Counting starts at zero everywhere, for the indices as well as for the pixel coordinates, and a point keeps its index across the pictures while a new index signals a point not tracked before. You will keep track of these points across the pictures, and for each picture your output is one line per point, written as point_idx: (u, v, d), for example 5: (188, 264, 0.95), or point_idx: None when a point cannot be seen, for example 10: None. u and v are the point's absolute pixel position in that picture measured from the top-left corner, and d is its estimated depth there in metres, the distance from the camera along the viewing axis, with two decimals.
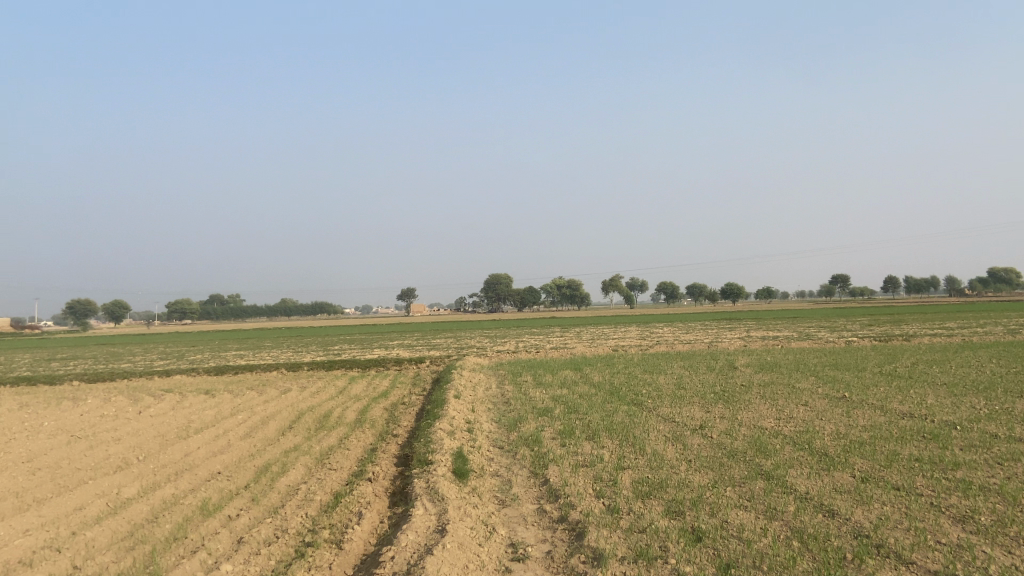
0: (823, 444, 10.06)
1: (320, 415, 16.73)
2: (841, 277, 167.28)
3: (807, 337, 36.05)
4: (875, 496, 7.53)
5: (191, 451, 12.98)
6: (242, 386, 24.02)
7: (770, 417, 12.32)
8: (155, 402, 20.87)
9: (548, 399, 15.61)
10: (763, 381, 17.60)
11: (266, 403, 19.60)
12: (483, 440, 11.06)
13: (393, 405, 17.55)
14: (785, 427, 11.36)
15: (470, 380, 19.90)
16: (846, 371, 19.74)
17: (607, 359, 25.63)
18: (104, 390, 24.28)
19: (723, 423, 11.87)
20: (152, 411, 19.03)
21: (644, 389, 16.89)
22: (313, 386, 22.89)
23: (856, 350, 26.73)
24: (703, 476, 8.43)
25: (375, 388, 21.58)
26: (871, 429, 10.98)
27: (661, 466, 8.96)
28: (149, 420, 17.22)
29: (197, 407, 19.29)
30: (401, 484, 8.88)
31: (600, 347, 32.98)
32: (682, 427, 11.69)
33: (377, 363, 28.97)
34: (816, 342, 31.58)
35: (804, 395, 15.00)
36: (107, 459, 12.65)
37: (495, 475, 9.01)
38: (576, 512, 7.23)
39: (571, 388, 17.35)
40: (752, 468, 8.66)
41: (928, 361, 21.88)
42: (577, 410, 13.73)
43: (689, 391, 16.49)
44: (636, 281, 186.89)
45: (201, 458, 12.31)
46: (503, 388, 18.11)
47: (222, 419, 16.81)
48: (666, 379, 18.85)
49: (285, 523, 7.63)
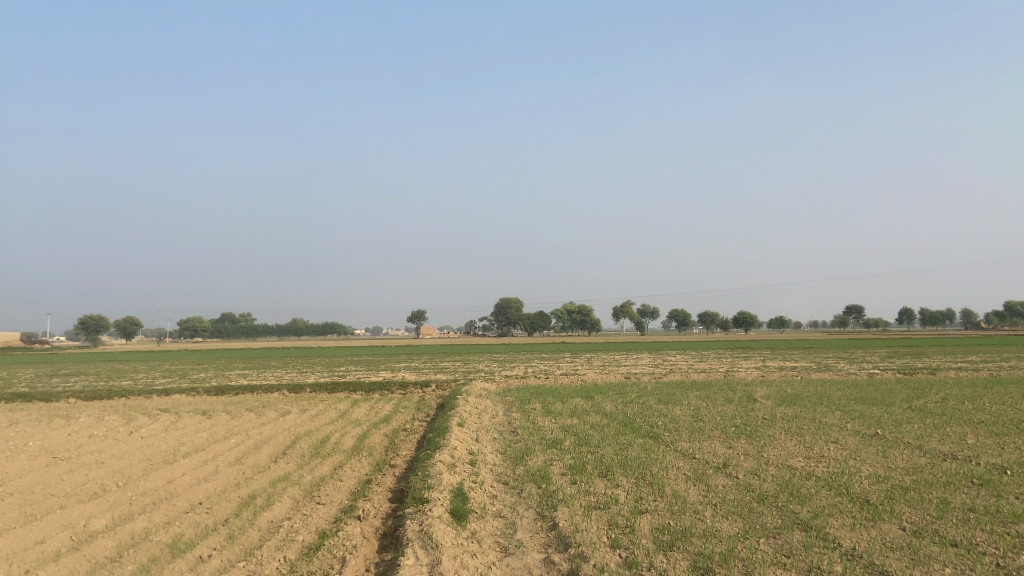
0: (863, 489, 9.10)
1: (316, 440, 15.84)
2: (855, 308, 165.47)
3: (825, 368, 34.79)
4: (933, 555, 6.54)
5: (175, 478, 12.14)
6: (240, 407, 23.22)
7: (799, 455, 11.35)
8: (149, 423, 20.07)
9: (558, 429, 14.68)
10: (787, 415, 16.53)
11: (262, 426, 18.76)
12: (487, 475, 10.13)
13: (394, 431, 16.64)
14: (818, 467, 10.39)
15: (476, 407, 18.96)
16: (874, 406, 18.62)
17: (620, 387, 24.63)
18: (99, 409, 23.55)
19: (749, 461, 10.91)
20: (144, 432, 18.24)
21: (660, 421, 15.87)
22: (313, 409, 22.02)
23: (881, 383, 25.53)
24: (731, 525, 7.48)
25: (377, 413, 20.64)
26: (914, 473, 9.98)
27: (683, 512, 8.01)
28: (138, 442, 16.41)
29: (190, 429, 18.46)
30: (393, 524, 7.99)
31: (612, 374, 31.98)
32: (704, 464, 10.74)
33: (382, 386, 28.04)
34: (837, 374, 30.43)
35: (834, 432, 13.95)
36: (85, 485, 11.82)
37: (497, 517, 8.10)
38: (588, 566, 6.31)
39: (581, 418, 16.40)
40: (787, 516, 7.70)
41: (959, 396, 20.68)
42: (589, 442, 12.80)
43: (707, 424, 15.48)
44: (647, 309, 186.17)
45: (183, 486, 11.44)
46: (511, 416, 17.14)
47: (214, 443, 15.98)
48: (682, 410, 17.82)
49: (259, 568, 6.76)
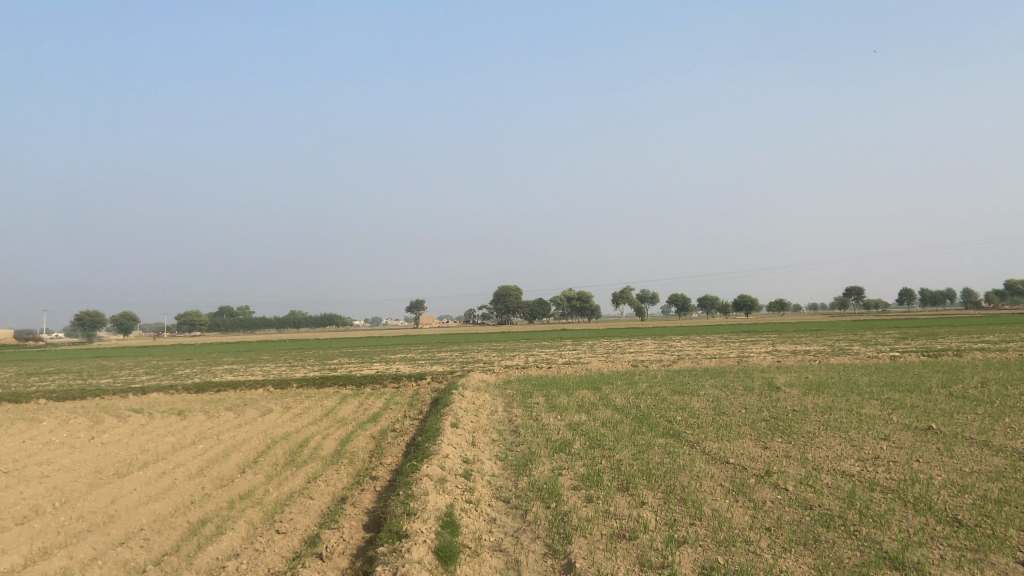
0: (947, 505, 7.41)
1: (294, 445, 14.09)
2: (855, 291, 164.26)
3: (842, 352, 32.92)
4: None
5: (121, 496, 10.39)
6: (219, 406, 21.45)
7: (852, 459, 9.66)
8: (115, 426, 18.29)
9: (565, 427, 13.00)
10: (820, 406, 14.84)
11: (238, 428, 17.04)
12: (483, 492, 8.40)
13: (382, 433, 14.90)
14: (881, 477, 8.68)
15: (473, 402, 17.24)
16: (912, 393, 16.93)
17: (628, 377, 22.98)
18: (67, 410, 21.78)
19: (794, 467, 9.23)
20: (106, 437, 16.47)
21: (678, 416, 14.14)
22: (297, 408, 20.24)
23: (907, 367, 23.80)
24: (800, 564, 5.76)
25: (366, 410, 18.89)
26: (1000, 481, 8.32)
27: (732, 543, 6.29)
28: (96, 449, 14.69)
29: (158, 433, 16.69)
30: (362, 569, 6.27)
31: (618, 362, 30.30)
32: (742, 471, 9.04)
33: (374, 380, 26.30)
34: (857, 357, 28.78)
35: (880, 426, 12.28)
36: (13, 507, 10.09)
37: (496, 553, 6.40)
38: None
39: (590, 413, 14.71)
40: (868, 551, 5.98)
41: (999, 380, 18.98)
42: (602, 445, 11.09)
43: (733, 418, 13.77)
44: (647, 294, 184.77)
45: (125, 509, 9.68)
46: (511, 413, 15.38)
47: (179, 449, 14.25)
48: (701, 403, 16.10)
49: None
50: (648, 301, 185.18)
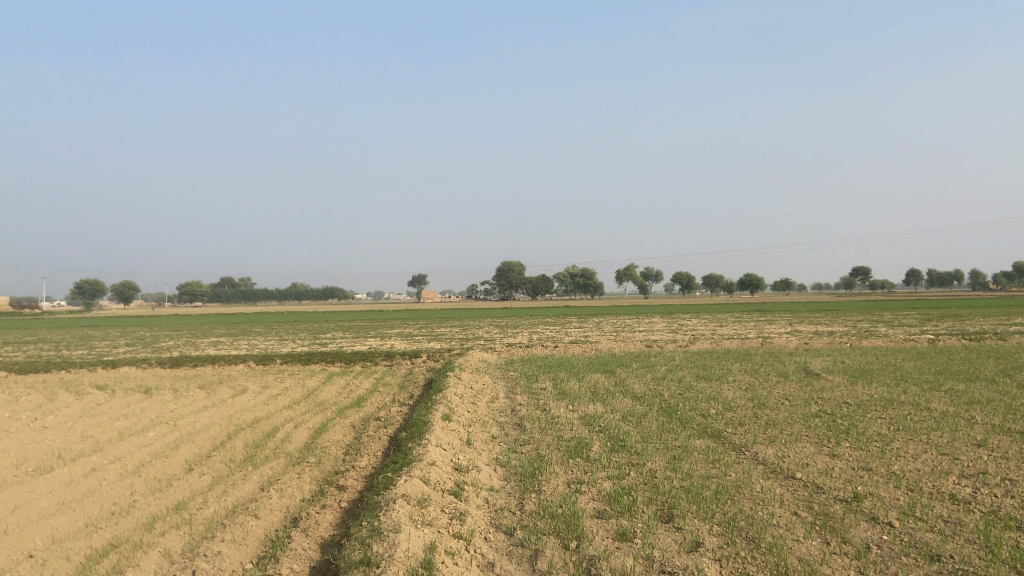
0: None
1: (259, 435, 11.94)
2: (864, 270, 162.10)
3: (869, 333, 30.71)
4: None
5: (24, 504, 8.23)
6: (191, 384, 19.31)
7: (957, 478, 7.43)
8: (67, 405, 16.15)
9: (579, 422, 10.80)
10: (876, 400, 12.62)
11: (203, 411, 14.91)
12: (479, 519, 6.26)
13: (364, 423, 12.75)
14: (1009, 509, 6.43)
15: (470, 387, 15.06)
16: (974, 383, 14.74)
17: (644, 358, 20.83)
18: (24, 385, 19.65)
19: (884, 488, 7.02)
20: (50, 419, 14.34)
21: (711, 409, 11.95)
22: (275, 388, 18.10)
23: (950, 352, 21.59)
24: None
25: (351, 392, 16.79)
26: None
27: None
28: (31, 435, 12.56)
29: (111, 415, 14.58)
30: None
31: (630, 341, 28.12)
32: (819, 495, 6.82)
33: (365, 357, 24.19)
34: (889, 340, 26.55)
35: (964, 427, 10.07)
36: None
37: None
38: None
39: (607, 403, 12.56)
40: None
41: None
42: (629, 448, 8.89)
43: (778, 413, 11.57)
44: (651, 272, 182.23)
45: (20, 522, 7.54)
46: (514, 401, 13.22)
47: (124, 438, 12.11)
48: (734, 392, 13.90)
49: None
50: (652, 278, 182.76)
